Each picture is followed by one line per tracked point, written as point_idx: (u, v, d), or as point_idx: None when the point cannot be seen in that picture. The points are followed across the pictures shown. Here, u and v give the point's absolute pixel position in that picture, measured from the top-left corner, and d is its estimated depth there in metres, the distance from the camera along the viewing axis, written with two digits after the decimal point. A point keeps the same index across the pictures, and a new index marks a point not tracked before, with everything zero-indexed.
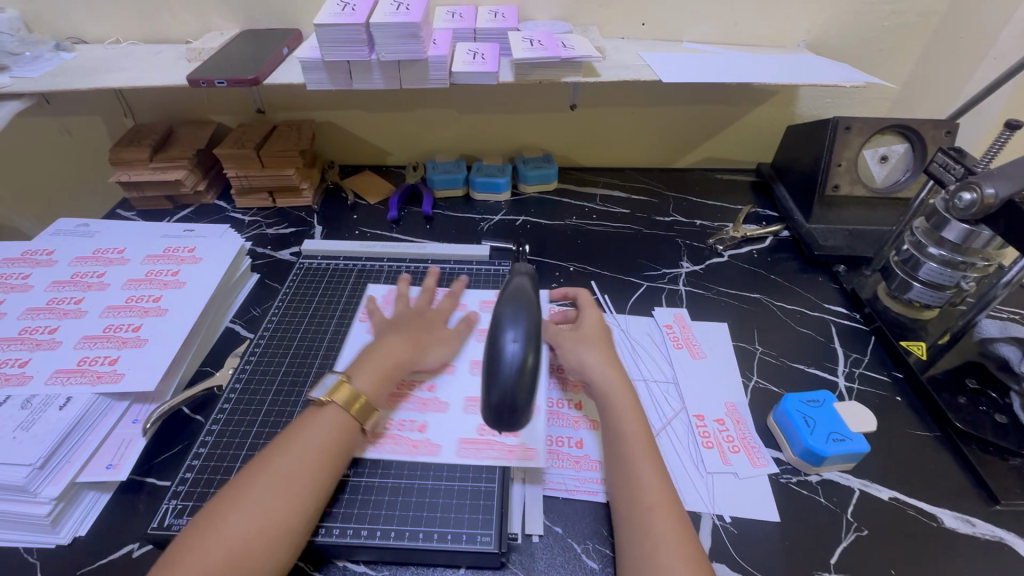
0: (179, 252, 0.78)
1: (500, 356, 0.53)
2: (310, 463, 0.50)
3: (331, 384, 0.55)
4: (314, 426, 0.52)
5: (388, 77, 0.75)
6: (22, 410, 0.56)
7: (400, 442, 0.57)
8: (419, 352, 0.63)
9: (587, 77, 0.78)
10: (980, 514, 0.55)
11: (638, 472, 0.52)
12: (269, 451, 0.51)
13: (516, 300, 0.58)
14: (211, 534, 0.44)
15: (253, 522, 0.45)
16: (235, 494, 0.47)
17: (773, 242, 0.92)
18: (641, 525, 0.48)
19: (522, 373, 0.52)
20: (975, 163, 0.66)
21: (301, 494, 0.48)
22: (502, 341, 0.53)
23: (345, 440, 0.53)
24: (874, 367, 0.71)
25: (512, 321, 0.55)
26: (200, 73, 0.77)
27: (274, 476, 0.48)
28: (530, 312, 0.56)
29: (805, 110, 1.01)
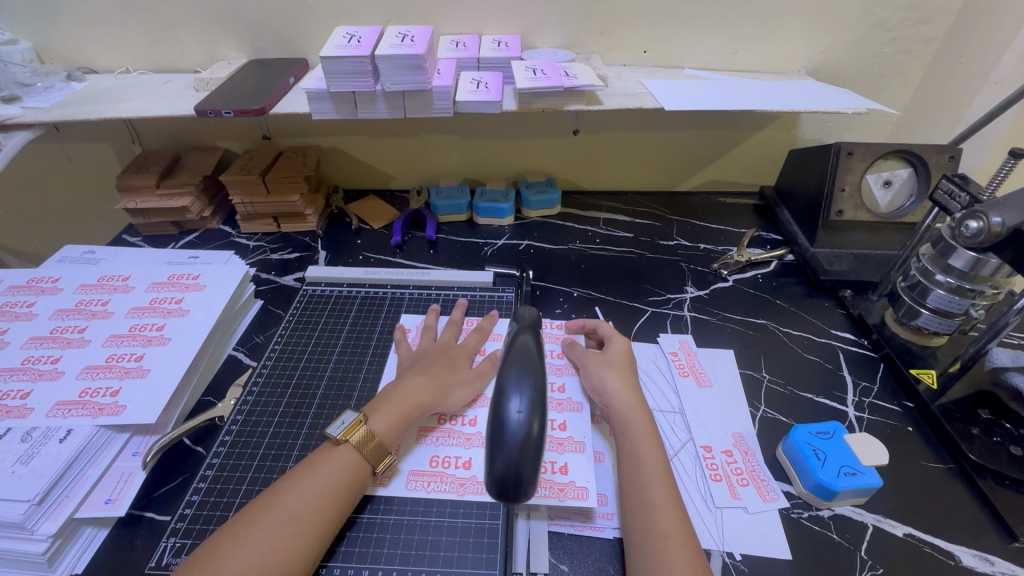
0: (183, 279, 0.78)
1: (503, 424, 0.45)
2: (318, 500, 0.49)
3: (349, 422, 0.56)
4: (326, 464, 0.52)
5: (392, 106, 0.75)
6: (22, 443, 0.56)
7: (448, 480, 0.57)
8: (442, 394, 0.61)
9: (590, 106, 0.79)
10: (999, 552, 0.54)
11: (655, 501, 0.51)
12: (277, 485, 0.51)
13: (520, 359, 0.51)
14: (211, 569, 0.44)
15: (254, 557, 0.44)
16: (239, 527, 0.47)
17: (778, 266, 0.91)
18: (653, 557, 0.47)
19: (527, 445, 0.44)
20: (979, 190, 0.65)
21: (307, 531, 0.47)
22: (504, 408, 0.45)
23: (354, 479, 0.52)
24: (884, 397, 0.70)
25: (516, 383, 0.47)
26: (208, 103, 0.78)
27: (281, 511, 0.48)
28: (535, 374, 0.49)
29: (807, 134, 1.01)
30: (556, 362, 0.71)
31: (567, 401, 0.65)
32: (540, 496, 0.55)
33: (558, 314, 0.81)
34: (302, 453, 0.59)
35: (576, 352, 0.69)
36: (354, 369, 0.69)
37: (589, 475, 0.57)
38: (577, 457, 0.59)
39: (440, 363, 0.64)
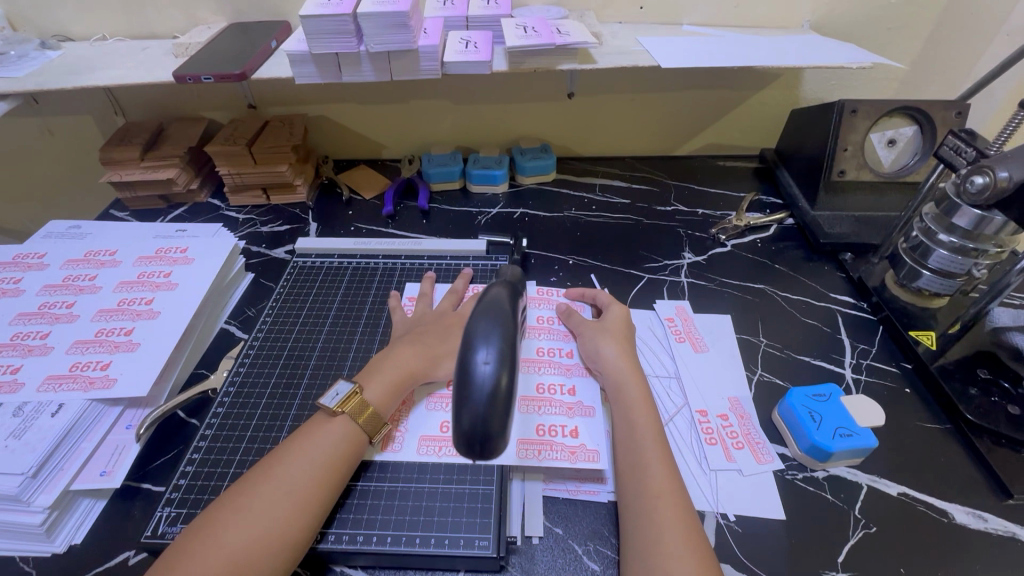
0: (171, 253, 0.77)
1: (469, 376, 0.41)
2: (315, 471, 0.49)
3: (343, 393, 0.55)
4: (320, 435, 0.52)
5: (377, 68, 0.73)
6: (14, 418, 0.56)
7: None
8: (433, 363, 0.61)
9: (583, 65, 0.76)
10: (992, 509, 0.54)
11: (648, 463, 0.51)
12: (272, 456, 0.51)
13: (490, 308, 0.46)
14: (210, 541, 0.44)
15: (252, 529, 0.45)
16: (238, 500, 0.47)
17: (778, 230, 0.89)
18: (647, 517, 0.47)
19: (495, 399, 0.40)
20: (987, 145, 0.63)
21: (305, 501, 0.47)
22: (470, 359, 0.42)
23: (349, 449, 0.52)
24: (882, 358, 0.69)
25: (484, 332, 0.43)
26: (186, 69, 0.75)
27: (278, 483, 0.48)
28: (505, 324, 0.44)
29: (809, 93, 0.98)
30: (562, 328, 0.70)
31: (575, 365, 0.65)
32: (550, 459, 0.55)
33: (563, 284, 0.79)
34: (296, 423, 0.59)
35: (574, 322, 0.68)
36: (346, 340, 0.69)
37: (600, 439, 0.57)
38: (589, 421, 0.59)
39: (432, 331, 0.63)
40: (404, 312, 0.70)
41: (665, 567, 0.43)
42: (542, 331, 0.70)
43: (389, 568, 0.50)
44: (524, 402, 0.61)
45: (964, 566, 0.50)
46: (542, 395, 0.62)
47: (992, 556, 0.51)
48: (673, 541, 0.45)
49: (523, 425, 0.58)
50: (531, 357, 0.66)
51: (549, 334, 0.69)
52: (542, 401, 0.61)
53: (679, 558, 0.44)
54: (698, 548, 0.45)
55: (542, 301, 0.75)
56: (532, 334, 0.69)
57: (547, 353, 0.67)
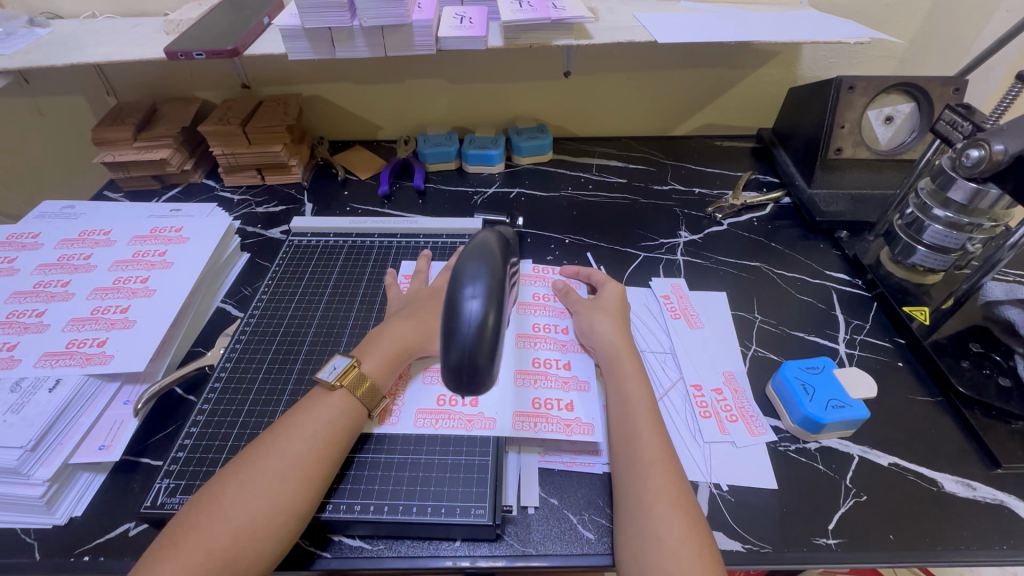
0: (166, 232, 0.76)
1: (455, 311, 0.39)
2: (318, 446, 0.50)
3: (341, 368, 0.55)
4: (322, 410, 0.52)
5: (372, 43, 0.72)
6: (12, 393, 0.56)
7: (455, 416, 0.57)
8: (430, 337, 0.61)
9: (579, 40, 0.75)
10: (981, 478, 0.55)
11: (640, 434, 0.52)
12: (274, 431, 0.51)
13: (479, 247, 0.43)
14: (216, 515, 0.44)
15: (259, 503, 0.45)
16: (242, 473, 0.47)
17: (774, 209, 0.89)
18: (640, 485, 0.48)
19: (482, 335, 0.39)
20: (983, 119, 0.63)
21: (309, 475, 0.48)
22: (457, 295, 0.39)
23: (351, 422, 0.53)
24: (875, 334, 0.70)
25: (471, 269, 0.41)
26: (177, 45, 0.74)
27: (282, 457, 0.48)
28: (494, 260, 0.42)
29: (807, 71, 0.97)
30: (558, 304, 0.71)
31: (570, 341, 0.66)
32: (545, 430, 0.56)
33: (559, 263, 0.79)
34: (293, 397, 0.60)
35: (569, 299, 0.68)
36: (342, 317, 0.69)
37: (595, 411, 0.58)
38: (584, 395, 0.60)
39: (429, 306, 0.64)
40: (400, 288, 0.70)
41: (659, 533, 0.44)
42: (537, 306, 0.70)
43: (387, 537, 0.51)
44: (520, 374, 0.61)
45: (952, 532, 0.51)
46: (538, 369, 0.62)
47: (980, 523, 0.52)
48: (665, 507, 0.46)
49: (517, 398, 0.59)
50: (526, 331, 0.67)
51: (545, 310, 0.70)
52: (538, 374, 0.61)
53: (671, 525, 0.45)
54: (689, 515, 0.46)
55: (537, 278, 0.75)
56: (527, 310, 0.70)
57: (542, 328, 0.67)
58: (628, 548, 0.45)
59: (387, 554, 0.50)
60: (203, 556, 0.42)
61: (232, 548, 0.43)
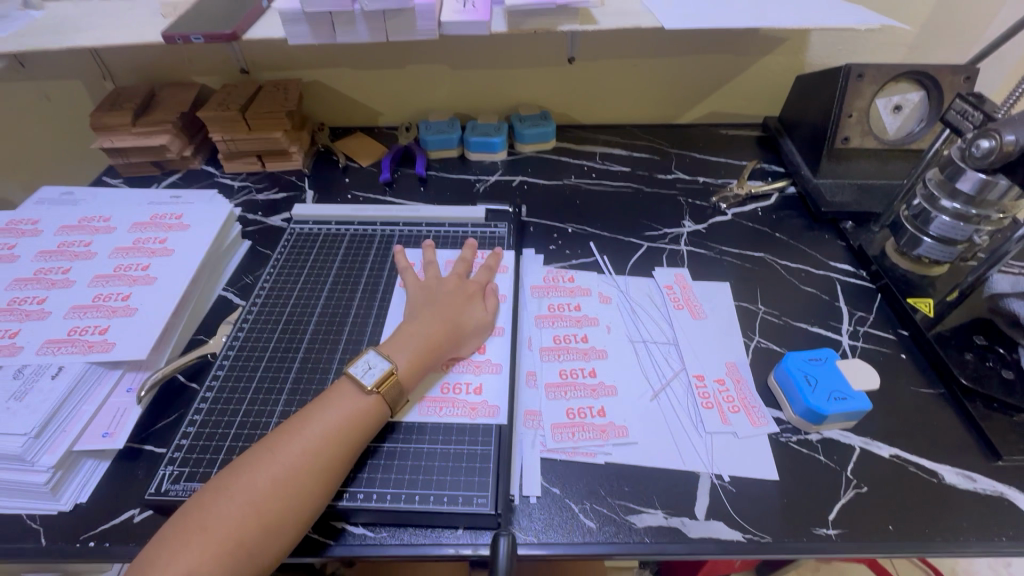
0: (166, 219, 0.76)
1: None
2: (340, 439, 0.50)
3: (379, 372, 0.54)
4: (356, 411, 0.52)
5: (373, 28, 0.70)
6: (15, 380, 0.56)
7: (464, 387, 0.59)
8: (457, 331, 0.61)
9: (584, 25, 0.74)
10: (982, 470, 0.55)
11: None
12: (297, 422, 0.50)
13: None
14: (243, 503, 0.45)
15: (287, 495, 0.46)
16: (277, 470, 0.47)
17: (779, 199, 0.88)
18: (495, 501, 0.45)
19: None
20: (995, 109, 0.62)
21: (331, 469, 0.49)
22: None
23: (372, 420, 0.53)
24: (879, 326, 0.69)
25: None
26: (175, 28, 0.73)
27: (315, 458, 0.48)
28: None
29: (816, 58, 0.95)
30: (574, 314, 0.69)
31: (592, 349, 0.65)
32: (584, 439, 0.57)
33: (568, 265, 0.77)
34: (295, 387, 0.60)
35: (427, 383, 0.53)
36: (344, 306, 0.69)
37: (629, 415, 0.59)
38: (613, 400, 0.60)
39: (453, 301, 0.63)
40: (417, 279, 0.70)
41: None
42: (556, 318, 0.69)
43: (390, 524, 0.51)
44: (550, 388, 0.61)
45: (952, 524, 0.51)
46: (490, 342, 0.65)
47: (980, 515, 0.52)
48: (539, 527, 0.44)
49: (554, 410, 0.59)
50: (538, 349, 0.65)
51: (560, 321, 0.68)
52: (567, 386, 0.61)
53: None
54: None
55: (550, 288, 0.72)
56: (545, 322, 0.68)
57: (565, 341, 0.66)
58: None
59: (390, 542, 0.50)
60: (232, 544, 0.43)
61: (259, 538, 0.44)
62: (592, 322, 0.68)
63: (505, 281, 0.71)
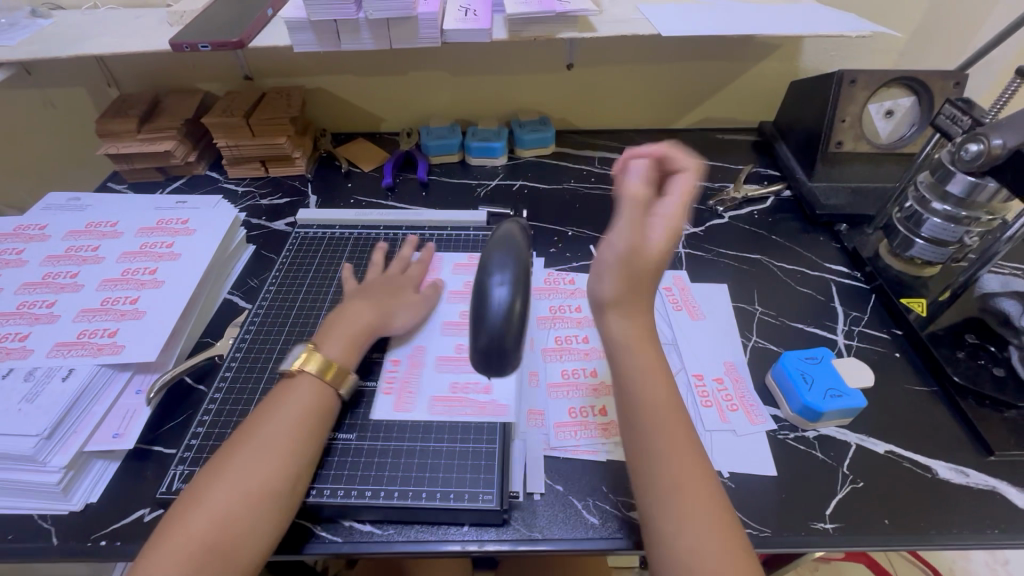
0: (172, 224, 0.77)
1: (485, 311, 0.51)
2: (287, 434, 0.50)
3: (300, 355, 0.56)
4: (288, 395, 0.53)
5: (377, 36, 0.72)
6: (25, 382, 0.57)
7: (468, 403, 0.57)
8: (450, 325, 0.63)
9: (583, 33, 0.75)
10: (974, 465, 0.56)
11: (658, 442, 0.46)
12: (243, 423, 0.52)
13: (507, 247, 0.55)
14: (196, 504, 0.45)
15: (236, 491, 0.46)
16: (218, 464, 0.48)
17: (775, 202, 0.90)
18: (667, 509, 0.44)
19: (511, 318, 0.50)
20: (983, 114, 0.64)
21: (270, 451, 0.49)
22: (489, 289, 0.51)
23: (311, 403, 0.53)
24: (874, 325, 0.71)
25: (500, 268, 0.53)
26: (182, 36, 0.74)
27: (256, 446, 0.49)
28: (518, 260, 0.54)
29: (809, 64, 0.97)
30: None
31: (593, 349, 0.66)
32: (587, 438, 0.58)
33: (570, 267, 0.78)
34: None
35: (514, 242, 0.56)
36: None
37: None
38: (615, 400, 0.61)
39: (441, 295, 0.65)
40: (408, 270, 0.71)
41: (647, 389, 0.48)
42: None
43: (397, 522, 0.52)
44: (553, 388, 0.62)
45: (946, 518, 0.52)
46: (462, 354, 0.62)
47: (973, 509, 0.53)
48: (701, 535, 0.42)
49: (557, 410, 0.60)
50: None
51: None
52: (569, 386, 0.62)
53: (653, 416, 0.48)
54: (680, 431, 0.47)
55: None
56: (455, 329, 0.65)
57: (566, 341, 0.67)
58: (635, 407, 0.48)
59: (397, 539, 0.51)
60: (184, 541, 0.43)
61: (213, 534, 0.44)
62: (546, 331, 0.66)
63: None
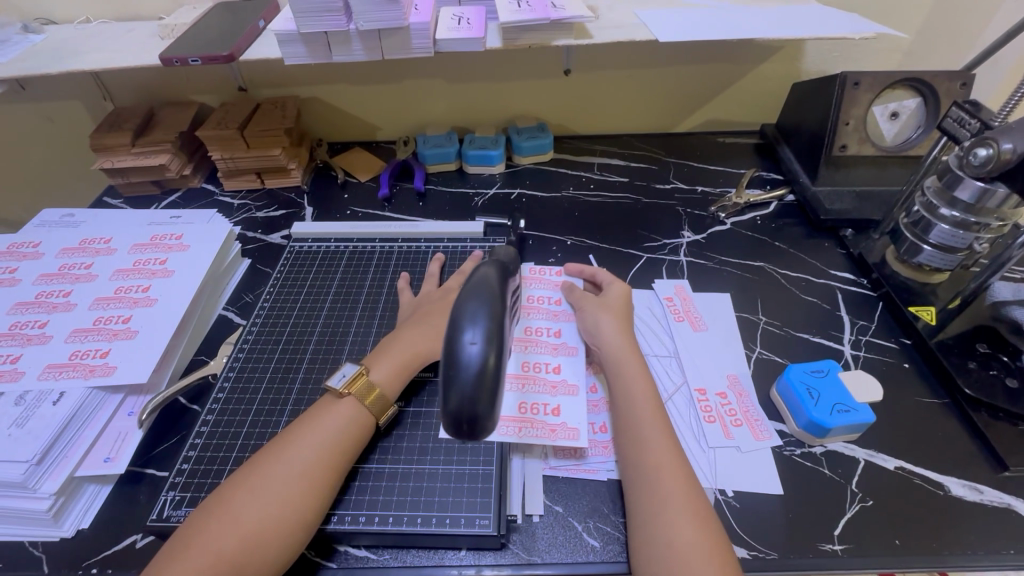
0: (166, 240, 0.76)
1: (454, 360, 0.36)
2: (324, 457, 0.49)
3: (350, 375, 0.55)
4: (332, 416, 0.52)
5: (369, 47, 0.71)
6: (16, 406, 0.56)
7: (540, 426, 0.56)
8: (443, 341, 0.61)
9: (579, 40, 0.74)
10: (988, 481, 0.55)
11: (648, 437, 0.52)
12: (280, 438, 0.51)
13: (478, 287, 0.40)
14: (226, 519, 0.45)
15: (264, 505, 0.46)
16: (252, 480, 0.47)
17: (778, 207, 0.88)
18: (646, 488, 0.48)
19: (483, 378, 0.36)
20: (991, 117, 0.62)
21: (310, 474, 0.48)
22: (455, 339, 0.36)
23: (355, 423, 0.53)
24: (881, 335, 0.69)
25: (470, 313, 0.37)
26: (173, 51, 0.73)
27: (292, 465, 0.48)
28: (494, 302, 0.38)
29: (811, 65, 0.96)
30: (552, 340, 0.65)
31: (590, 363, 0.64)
32: (586, 457, 0.57)
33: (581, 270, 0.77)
34: (296, 407, 0.60)
35: (573, 293, 0.69)
36: (344, 323, 0.69)
37: None
38: None
39: (438, 309, 0.63)
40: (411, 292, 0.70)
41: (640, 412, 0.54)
42: (531, 343, 0.65)
43: (393, 547, 0.51)
44: None
45: (960, 538, 0.51)
46: (528, 373, 0.62)
47: (988, 528, 0.51)
48: (674, 513, 0.46)
49: None
50: (567, 380, 0.61)
51: (537, 346, 0.65)
52: None
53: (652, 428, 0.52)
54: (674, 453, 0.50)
55: (533, 309, 0.69)
56: (518, 347, 0.65)
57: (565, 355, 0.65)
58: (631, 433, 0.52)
59: (392, 564, 0.50)
60: (214, 558, 0.43)
61: (242, 552, 0.43)
62: (569, 350, 0.64)
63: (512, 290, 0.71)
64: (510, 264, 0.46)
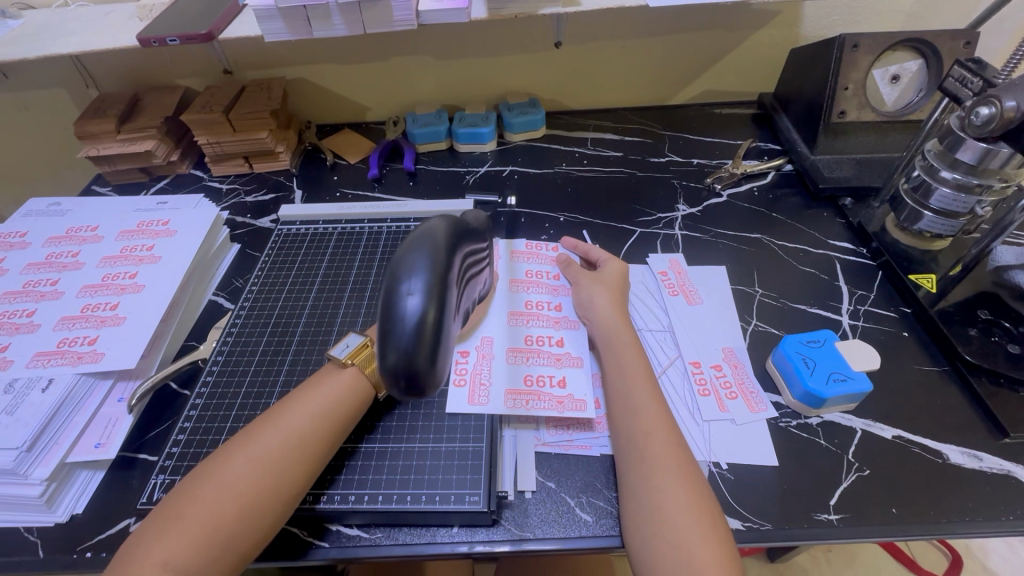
0: (153, 225, 0.75)
1: (395, 311, 0.37)
2: (321, 428, 0.49)
3: (353, 346, 0.56)
4: (329, 388, 0.52)
5: (349, 21, 0.69)
6: (6, 394, 0.56)
7: (546, 398, 0.57)
8: None
9: (567, 8, 0.71)
10: (988, 448, 0.54)
11: (636, 404, 0.51)
12: (274, 408, 0.51)
13: (424, 236, 0.40)
14: (219, 485, 0.44)
15: (258, 472, 0.45)
16: (246, 447, 0.47)
17: (776, 177, 0.86)
18: (637, 454, 0.48)
19: (421, 331, 0.36)
20: (995, 75, 0.59)
21: (306, 444, 0.48)
22: (395, 291, 0.37)
23: (352, 395, 0.53)
24: (880, 304, 0.68)
25: (412, 260, 0.38)
26: (150, 31, 0.71)
27: (287, 435, 0.48)
28: (438, 251, 0.39)
29: (809, 30, 0.93)
30: (553, 314, 0.65)
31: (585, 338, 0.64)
32: (579, 432, 0.56)
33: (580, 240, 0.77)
34: (286, 389, 0.59)
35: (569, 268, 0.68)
36: (334, 305, 0.68)
37: None
38: None
39: None
40: None
41: (629, 381, 0.53)
42: (531, 317, 0.65)
43: (384, 526, 0.51)
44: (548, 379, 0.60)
45: (958, 505, 0.50)
46: (531, 346, 0.61)
47: (988, 494, 0.51)
48: (662, 477, 0.46)
49: None
50: (571, 353, 0.61)
51: (538, 320, 0.64)
52: None
53: (640, 395, 0.52)
54: (665, 420, 0.50)
55: (530, 284, 0.69)
56: (519, 321, 0.64)
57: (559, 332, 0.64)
58: (620, 408, 0.52)
59: (384, 542, 0.50)
60: (206, 524, 0.42)
61: (235, 519, 0.43)
62: (571, 324, 0.64)
63: (502, 267, 0.71)
64: (471, 228, 0.45)
